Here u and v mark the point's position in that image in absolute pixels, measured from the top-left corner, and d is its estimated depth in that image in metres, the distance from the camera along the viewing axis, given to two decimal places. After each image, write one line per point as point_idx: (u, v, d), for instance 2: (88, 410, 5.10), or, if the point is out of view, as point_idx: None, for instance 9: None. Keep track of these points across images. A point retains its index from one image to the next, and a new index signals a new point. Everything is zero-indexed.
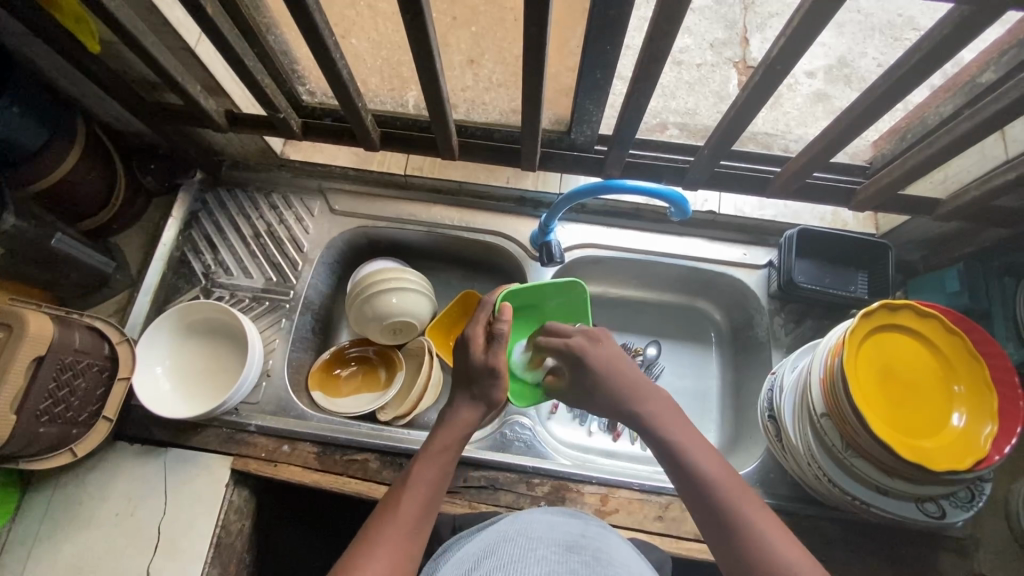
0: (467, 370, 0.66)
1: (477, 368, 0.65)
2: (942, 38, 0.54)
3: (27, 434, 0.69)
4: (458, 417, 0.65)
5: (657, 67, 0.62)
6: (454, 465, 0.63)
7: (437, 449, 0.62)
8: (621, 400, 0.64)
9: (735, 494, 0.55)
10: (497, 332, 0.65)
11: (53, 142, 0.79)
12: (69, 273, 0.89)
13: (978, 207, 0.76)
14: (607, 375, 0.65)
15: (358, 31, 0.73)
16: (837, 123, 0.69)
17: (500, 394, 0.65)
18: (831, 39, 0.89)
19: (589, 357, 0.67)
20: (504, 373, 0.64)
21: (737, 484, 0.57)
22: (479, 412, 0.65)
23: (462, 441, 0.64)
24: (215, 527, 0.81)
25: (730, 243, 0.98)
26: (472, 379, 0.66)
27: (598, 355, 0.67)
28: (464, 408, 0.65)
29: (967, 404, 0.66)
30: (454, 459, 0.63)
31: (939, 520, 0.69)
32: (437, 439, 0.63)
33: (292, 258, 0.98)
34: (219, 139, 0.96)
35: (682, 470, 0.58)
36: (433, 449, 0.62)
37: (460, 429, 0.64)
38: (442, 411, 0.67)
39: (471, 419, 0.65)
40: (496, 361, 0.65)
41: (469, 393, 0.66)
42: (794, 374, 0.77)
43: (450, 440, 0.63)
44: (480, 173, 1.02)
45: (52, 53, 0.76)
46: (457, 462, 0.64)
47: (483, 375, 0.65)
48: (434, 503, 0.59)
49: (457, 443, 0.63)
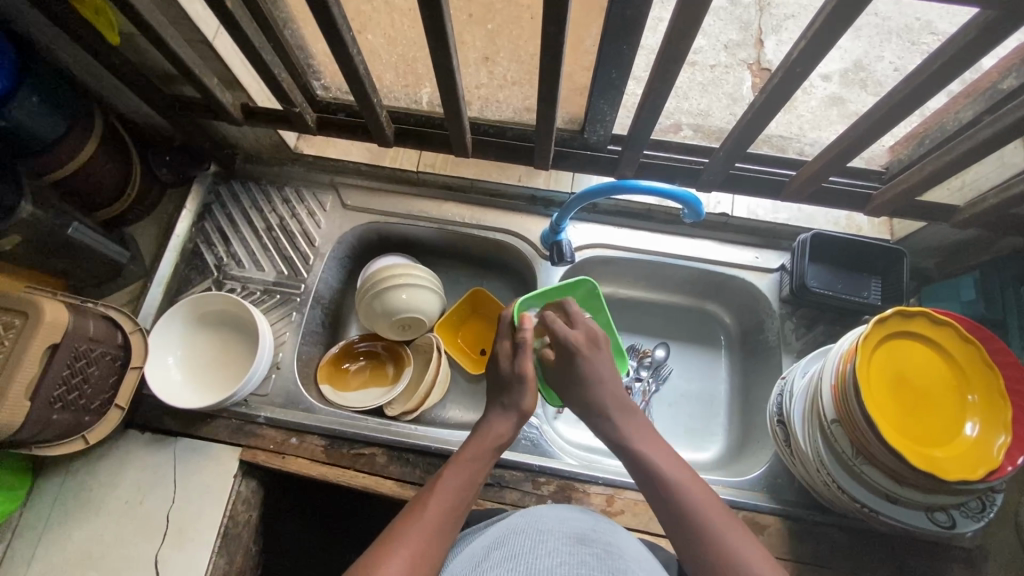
0: (498, 381, 0.70)
1: (506, 377, 0.69)
2: (967, 42, 0.53)
3: (41, 420, 0.70)
4: (491, 428, 0.67)
5: (674, 68, 0.62)
6: (485, 476, 0.64)
7: (470, 456, 0.63)
8: (606, 407, 0.67)
9: (707, 507, 0.56)
10: (520, 341, 0.68)
11: (71, 133, 0.80)
12: (84, 263, 0.90)
13: (995, 215, 0.75)
14: (599, 380, 0.68)
15: (374, 27, 0.74)
16: (853, 128, 0.69)
17: (529, 400, 0.68)
18: (848, 43, 0.91)
19: (580, 361, 0.69)
20: (531, 379, 0.67)
21: (717, 503, 0.57)
22: (512, 422, 0.68)
23: (494, 453, 0.66)
24: (223, 517, 0.82)
25: (743, 246, 0.97)
26: (502, 389, 0.69)
27: (594, 360, 0.69)
28: (496, 420, 0.68)
29: (980, 413, 0.65)
30: (485, 469, 0.65)
31: (949, 530, 0.68)
32: (469, 448, 0.65)
33: (304, 252, 0.98)
34: (233, 132, 0.97)
35: (654, 483, 0.60)
36: (463, 456, 0.64)
37: (492, 439, 0.66)
38: (477, 423, 0.69)
39: (504, 431, 0.67)
40: (523, 369, 0.68)
41: (501, 402, 0.69)
42: (804, 379, 0.76)
43: (481, 449, 0.65)
44: (491, 171, 1.02)
45: (72, 45, 0.77)
46: (487, 474, 0.65)
47: (512, 384, 0.68)
48: (461, 508, 0.59)
49: (489, 454, 0.65)
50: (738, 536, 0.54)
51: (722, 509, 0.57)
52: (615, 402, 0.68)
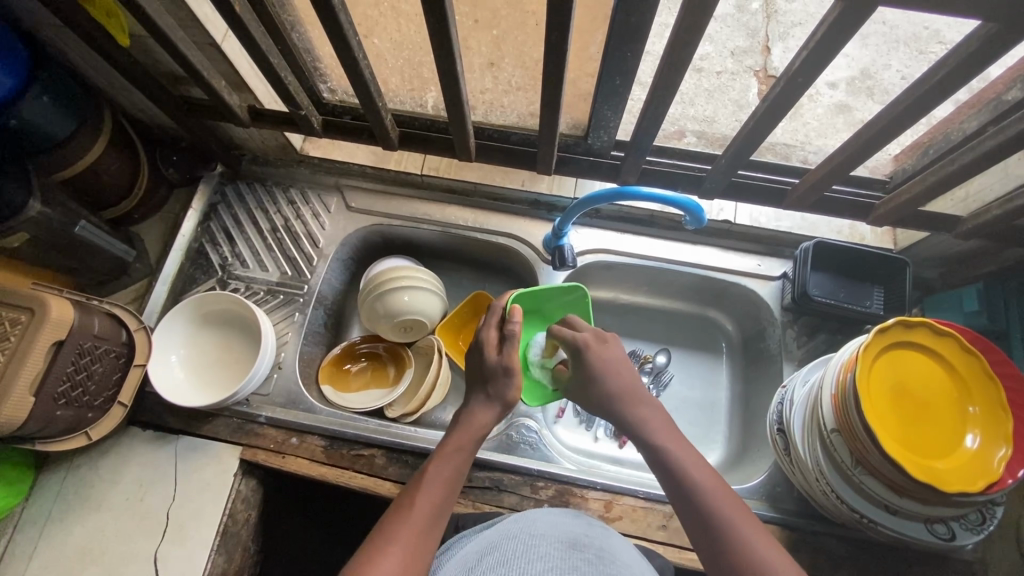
0: (481, 371, 0.68)
1: (492, 368, 0.67)
2: (968, 55, 0.53)
3: (45, 416, 0.70)
4: (473, 418, 0.66)
5: (676, 77, 0.62)
6: (468, 466, 0.64)
7: (452, 449, 0.63)
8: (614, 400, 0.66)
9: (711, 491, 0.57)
10: (508, 334, 0.68)
11: (80, 132, 0.81)
12: (90, 262, 0.91)
13: (999, 226, 0.75)
14: (606, 371, 0.67)
15: (380, 32, 0.74)
16: (857, 138, 0.69)
17: (513, 392, 0.67)
18: (855, 50, 0.91)
19: (589, 355, 0.69)
20: (518, 371, 0.66)
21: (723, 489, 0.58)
22: (495, 413, 0.67)
23: (477, 440, 0.65)
24: (222, 515, 0.82)
25: (745, 254, 0.97)
26: (486, 379, 0.68)
27: (601, 356, 0.69)
28: (479, 409, 0.67)
29: (981, 425, 0.65)
30: (469, 460, 0.64)
31: (949, 542, 0.68)
32: (453, 439, 0.64)
33: (307, 253, 0.99)
34: (241, 135, 0.98)
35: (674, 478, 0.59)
36: (447, 449, 0.63)
37: (475, 429, 0.65)
38: (458, 412, 0.68)
39: (487, 419, 0.66)
40: (509, 359, 0.67)
41: (484, 393, 0.67)
42: (805, 389, 0.76)
43: (465, 440, 0.64)
44: (496, 176, 1.02)
45: (82, 46, 0.78)
46: (471, 464, 0.65)
47: (497, 375, 0.67)
48: (447, 502, 0.59)
49: (472, 443, 0.65)
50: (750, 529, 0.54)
51: (733, 498, 0.57)
52: (625, 396, 0.66)
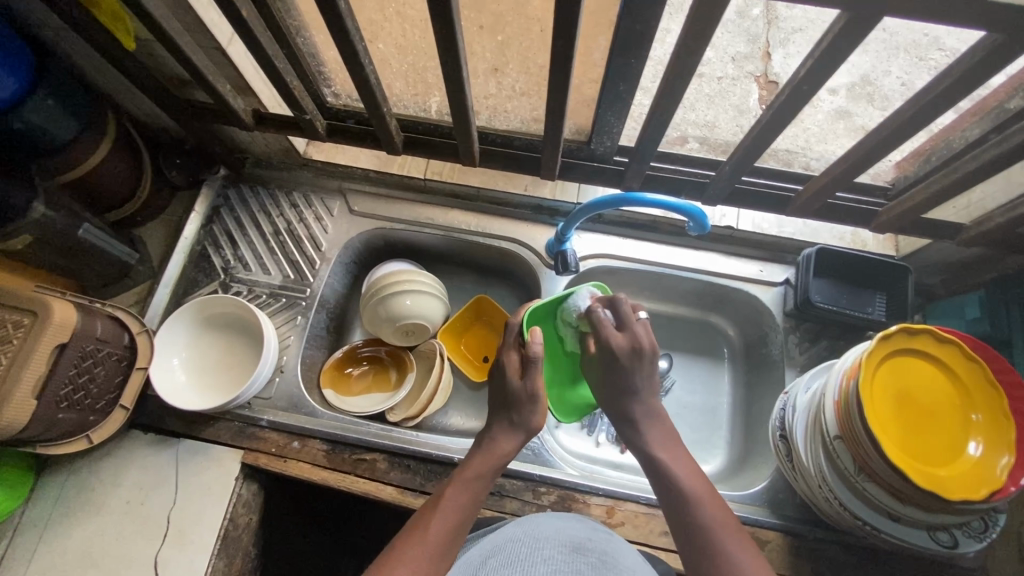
0: (504, 396, 0.69)
1: (517, 394, 0.68)
2: (973, 65, 0.53)
3: (47, 420, 0.70)
4: (495, 444, 0.67)
5: (682, 85, 0.62)
6: (487, 492, 0.65)
7: (472, 475, 0.64)
8: (638, 415, 0.69)
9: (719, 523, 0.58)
10: (531, 357, 0.67)
11: (84, 135, 0.81)
12: (94, 263, 0.91)
13: (1003, 233, 0.75)
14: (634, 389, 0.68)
15: (385, 36, 0.74)
16: (862, 144, 0.69)
17: (535, 420, 0.69)
18: (856, 57, 0.92)
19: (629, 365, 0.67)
20: (541, 399, 0.68)
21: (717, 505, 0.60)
22: (517, 441, 0.68)
23: (497, 469, 0.66)
24: (223, 519, 0.82)
25: (748, 259, 0.97)
26: (510, 406, 0.68)
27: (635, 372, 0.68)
28: (501, 436, 0.68)
29: (983, 433, 0.65)
30: (488, 485, 0.65)
31: (952, 550, 0.68)
32: (472, 465, 0.65)
33: (310, 256, 0.99)
34: (245, 138, 0.98)
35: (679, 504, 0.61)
36: (466, 474, 0.64)
37: (497, 457, 0.66)
38: (480, 437, 0.69)
39: (507, 448, 0.67)
40: (534, 386, 0.68)
41: (508, 419, 0.69)
42: (808, 396, 0.76)
43: (484, 467, 0.65)
44: (498, 181, 1.03)
45: (87, 49, 0.78)
46: (489, 490, 0.65)
47: (522, 401, 0.68)
48: (462, 530, 0.60)
49: (490, 471, 0.65)
50: (741, 545, 0.57)
51: (729, 522, 0.59)
52: (649, 410, 0.69)
